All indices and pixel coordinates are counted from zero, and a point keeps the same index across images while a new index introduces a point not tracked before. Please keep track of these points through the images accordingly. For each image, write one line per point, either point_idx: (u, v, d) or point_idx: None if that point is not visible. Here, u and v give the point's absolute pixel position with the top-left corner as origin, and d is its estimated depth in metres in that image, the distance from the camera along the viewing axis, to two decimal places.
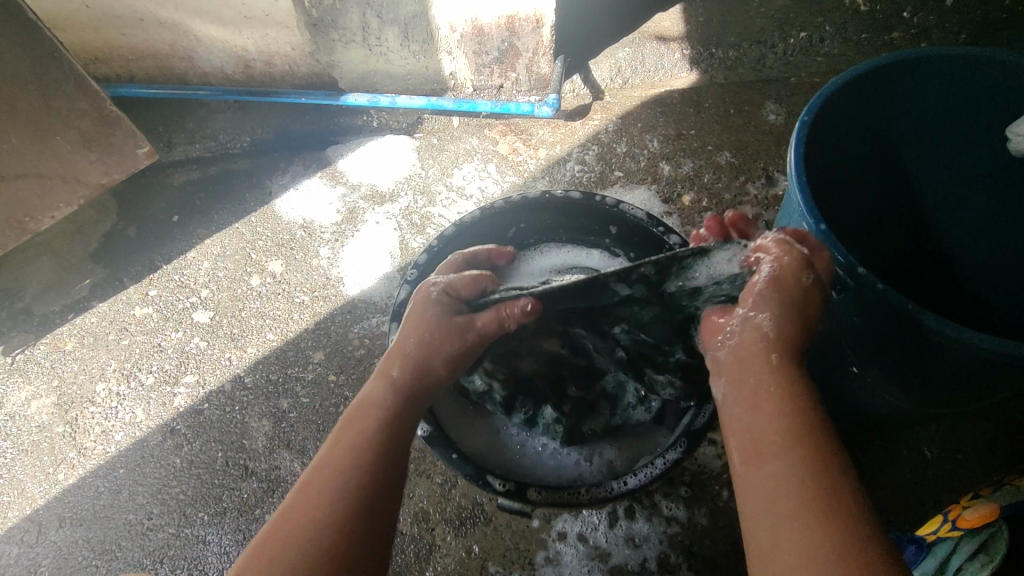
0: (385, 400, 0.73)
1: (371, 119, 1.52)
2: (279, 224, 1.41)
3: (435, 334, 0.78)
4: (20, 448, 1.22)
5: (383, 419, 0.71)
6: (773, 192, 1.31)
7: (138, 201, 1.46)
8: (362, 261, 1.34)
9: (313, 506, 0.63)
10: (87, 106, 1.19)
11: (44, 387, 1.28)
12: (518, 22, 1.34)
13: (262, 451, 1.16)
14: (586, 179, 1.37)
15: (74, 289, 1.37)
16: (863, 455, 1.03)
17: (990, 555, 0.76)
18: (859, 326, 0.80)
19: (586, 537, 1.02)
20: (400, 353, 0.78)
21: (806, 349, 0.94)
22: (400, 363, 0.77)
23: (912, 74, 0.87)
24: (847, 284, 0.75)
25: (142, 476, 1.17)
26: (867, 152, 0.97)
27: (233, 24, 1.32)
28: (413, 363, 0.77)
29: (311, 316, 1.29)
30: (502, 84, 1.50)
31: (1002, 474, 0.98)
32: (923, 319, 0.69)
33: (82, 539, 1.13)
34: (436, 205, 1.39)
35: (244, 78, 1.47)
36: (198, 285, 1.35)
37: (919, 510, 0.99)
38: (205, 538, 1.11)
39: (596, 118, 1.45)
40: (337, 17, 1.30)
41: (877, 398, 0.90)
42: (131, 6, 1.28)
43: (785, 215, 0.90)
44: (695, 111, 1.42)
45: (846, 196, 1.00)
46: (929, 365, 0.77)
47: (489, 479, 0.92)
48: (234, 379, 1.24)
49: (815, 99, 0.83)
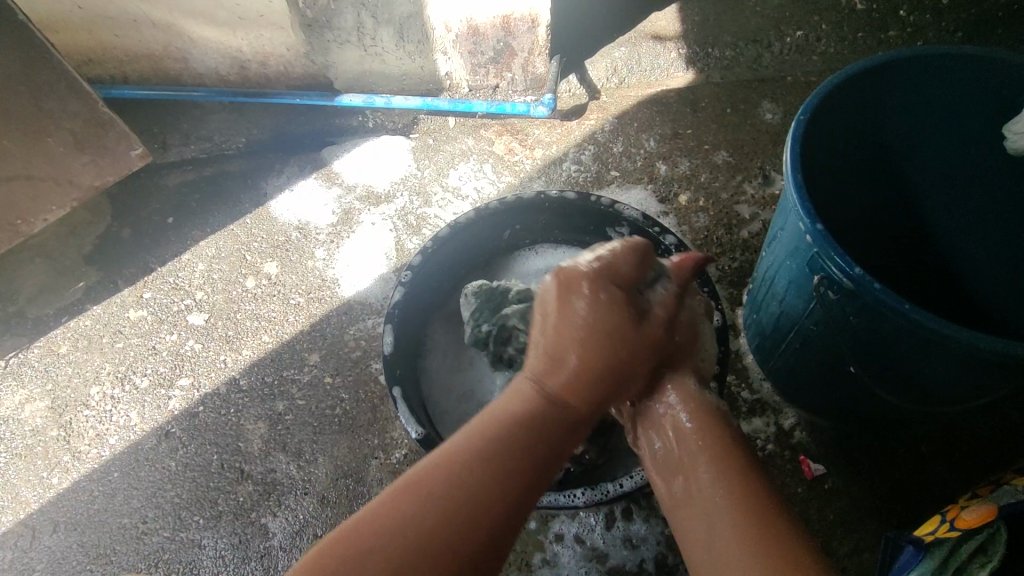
0: (530, 399, 0.66)
1: (366, 119, 1.52)
2: (275, 225, 1.40)
3: (593, 305, 0.69)
4: (13, 453, 1.22)
5: (546, 420, 0.64)
6: (770, 191, 1.31)
7: (133, 203, 1.45)
8: (358, 262, 1.33)
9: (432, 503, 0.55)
10: (80, 107, 1.18)
11: (38, 391, 1.27)
12: (514, 21, 1.34)
13: (257, 453, 1.16)
14: (582, 179, 1.37)
15: (68, 292, 1.36)
16: (861, 455, 1.03)
17: (989, 554, 0.77)
18: (857, 326, 0.79)
19: (583, 538, 1.02)
20: (555, 342, 0.68)
21: (804, 348, 0.93)
22: (564, 368, 0.67)
23: (908, 72, 0.86)
24: (844, 283, 0.75)
25: (137, 480, 1.17)
26: (864, 151, 0.96)
27: (227, 25, 1.32)
28: (576, 369, 0.67)
29: (307, 317, 1.28)
30: (498, 84, 1.49)
31: (999, 474, 0.98)
32: (920, 318, 0.69)
33: (76, 543, 1.12)
34: (432, 206, 1.39)
35: (239, 79, 1.46)
36: (193, 288, 1.35)
37: (916, 510, 0.99)
38: (200, 541, 1.10)
39: (592, 117, 1.45)
40: (331, 18, 1.29)
41: (875, 398, 0.90)
42: (124, 7, 1.27)
43: (781, 215, 0.89)
44: (692, 111, 1.42)
45: (842, 195, 1.00)
46: (926, 365, 0.76)
47: None
48: (229, 381, 1.23)
49: (811, 98, 0.83)
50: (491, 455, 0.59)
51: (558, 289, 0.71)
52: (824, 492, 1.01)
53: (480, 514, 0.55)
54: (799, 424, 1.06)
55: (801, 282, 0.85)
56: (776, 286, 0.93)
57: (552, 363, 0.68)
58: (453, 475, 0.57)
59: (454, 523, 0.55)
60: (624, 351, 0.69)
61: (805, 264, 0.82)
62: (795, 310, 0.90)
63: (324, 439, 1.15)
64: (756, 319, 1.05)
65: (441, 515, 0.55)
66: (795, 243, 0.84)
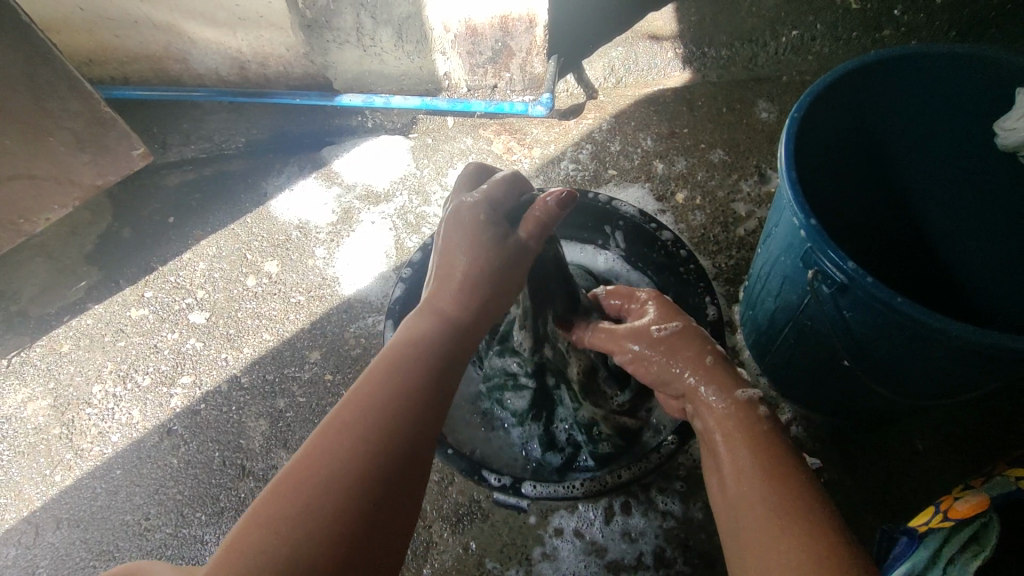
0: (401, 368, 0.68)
1: (366, 119, 1.53)
2: (275, 225, 1.41)
3: (482, 253, 0.77)
4: (16, 450, 1.22)
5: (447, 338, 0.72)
6: (765, 189, 1.32)
7: (134, 203, 1.46)
8: (358, 261, 1.34)
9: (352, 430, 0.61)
10: (80, 106, 1.19)
11: (40, 389, 1.28)
12: (511, 22, 1.35)
13: (258, 450, 1.17)
14: (580, 178, 1.38)
15: (70, 291, 1.37)
16: (855, 448, 1.04)
17: (982, 545, 0.77)
18: (850, 320, 0.80)
19: (582, 532, 1.03)
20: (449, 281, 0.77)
21: (798, 343, 0.94)
22: (454, 285, 0.77)
23: (900, 70, 0.87)
24: (837, 278, 0.76)
25: (139, 477, 1.17)
26: (857, 148, 0.98)
27: (227, 26, 1.33)
28: (461, 284, 0.76)
29: (307, 316, 1.29)
30: (496, 84, 1.51)
31: (991, 466, 0.99)
32: (911, 311, 0.70)
33: (78, 540, 1.13)
34: (432, 205, 1.40)
35: (239, 80, 1.47)
36: (194, 286, 1.36)
37: (911, 503, 1.00)
38: (202, 538, 1.11)
39: (589, 117, 1.46)
40: (330, 18, 1.30)
41: (869, 392, 0.91)
42: (125, 8, 1.28)
43: (776, 211, 0.91)
44: (688, 110, 1.43)
45: (836, 192, 1.01)
46: (917, 357, 0.77)
47: (485, 475, 0.96)
48: (231, 379, 1.24)
49: (806, 95, 0.84)
50: (405, 382, 0.66)
51: (438, 269, 0.79)
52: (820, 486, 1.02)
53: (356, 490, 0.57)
54: (795, 418, 1.07)
55: (796, 277, 0.87)
56: (772, 282, 0.95)
57: (440, 286, 0.78)
58: (370, 393, 0.64)
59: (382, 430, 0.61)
60: (502, 283, 0.78)
61: (800, 259, 0.83)
62: (789, 304, 0.92)
63: None
64: (752, 315, 1.07)
65: (372, 430, 0.61)
66: (790, 239, 0.85)
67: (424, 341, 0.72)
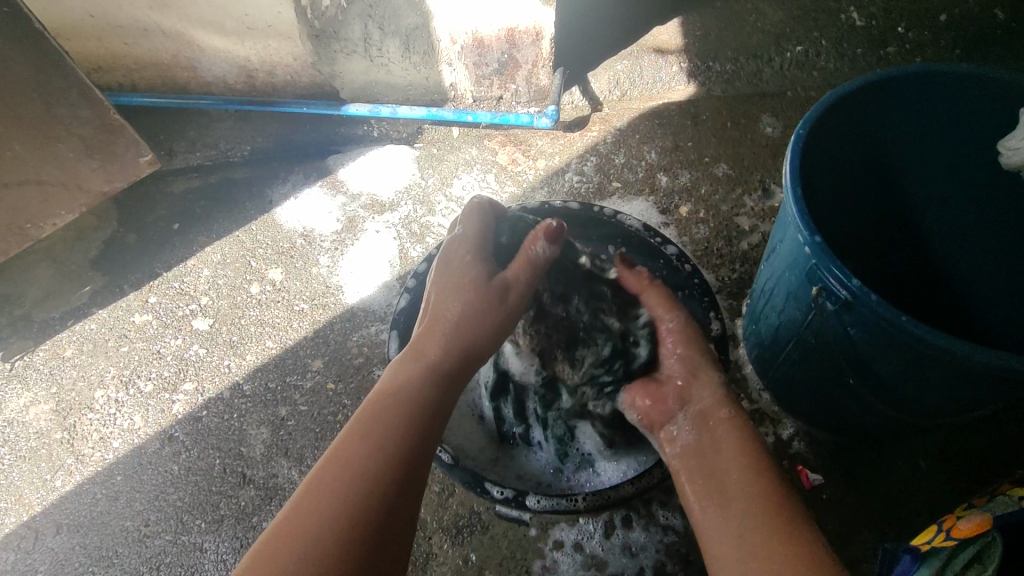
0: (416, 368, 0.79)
1: (372, 128, 1.54)
2: (279, 232, 1.42)
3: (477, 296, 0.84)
4: (17, 454, 1.22)
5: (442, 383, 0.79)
6: (770, 204, 1.32)
7: (141, 208, 1.47)
8: (362, 269, 1.35)
9: (331, 511, 0.63)
10: (91, 113, 1.20)
11: (42, 393, 1.28)
12: (518, 34, 1.36)
13: (259, 458, 1.17)
14: (584, 190, 1.38)
15: (75, 295, 1.38)
16: (859, 464, 1.04)
17: (983, 564, 0.77)
18: (854, 337, 0.80)
19: (582, 545, 1.02)
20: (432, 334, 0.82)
21: (801, 359, 0.94)
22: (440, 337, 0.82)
23: (907, 88, 0.88)
24: (841, 294, 0.76)
25: (140, 483, 1.17)
26: (862, 165, 0.98)
27: (235, 35, 1.34)
28: (446, 337, 0.82)
29: (311, 324, 1.30)
30: (502, 95, 1.51)
31: (994, 485, 0.99)
32: (916, 330, 0.70)
33: (78, 545, 1.13)
34: (436, 215, 1.40)
35: (247, 88, 1.48)
36: (198, 293, 1.36)
37: (915, 521, 0.99)
38: (202, 545, 1.11)
39: (594, 129, 1.47)
40: (339, 28, 1.33)
41: (874, 408, 0.90)
42: (137, 16, 1.30)
43: (780, 227, 0.91)
44: (693, 123, 1.44)
45: (843, 207, 1.01)
46: (923, 376, 0.77)
47: (487, 486, 0.92)
48: (233, 386, 1.24)
49: (811, 112, 0.85)
50: (408, 412, 0.74)
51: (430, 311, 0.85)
52: (823, 502, 1.02)
53: (358, 527, 0.63)
54: (797, 434, 1.07)
55: (800, 293, 0.87)
56: (775, 297, 0.95)
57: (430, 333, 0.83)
58: (360, 423, 0.72)
59: (388, 491, 0.67)
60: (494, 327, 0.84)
61: (804, 275, 0.83)
62: (793, 320, 0.92)
63: (327, 445, 1.16)
64: (754, 329, 1.07)
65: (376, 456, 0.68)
66: (794, 254, 0.86)
67: (470, 345, 0.82)
